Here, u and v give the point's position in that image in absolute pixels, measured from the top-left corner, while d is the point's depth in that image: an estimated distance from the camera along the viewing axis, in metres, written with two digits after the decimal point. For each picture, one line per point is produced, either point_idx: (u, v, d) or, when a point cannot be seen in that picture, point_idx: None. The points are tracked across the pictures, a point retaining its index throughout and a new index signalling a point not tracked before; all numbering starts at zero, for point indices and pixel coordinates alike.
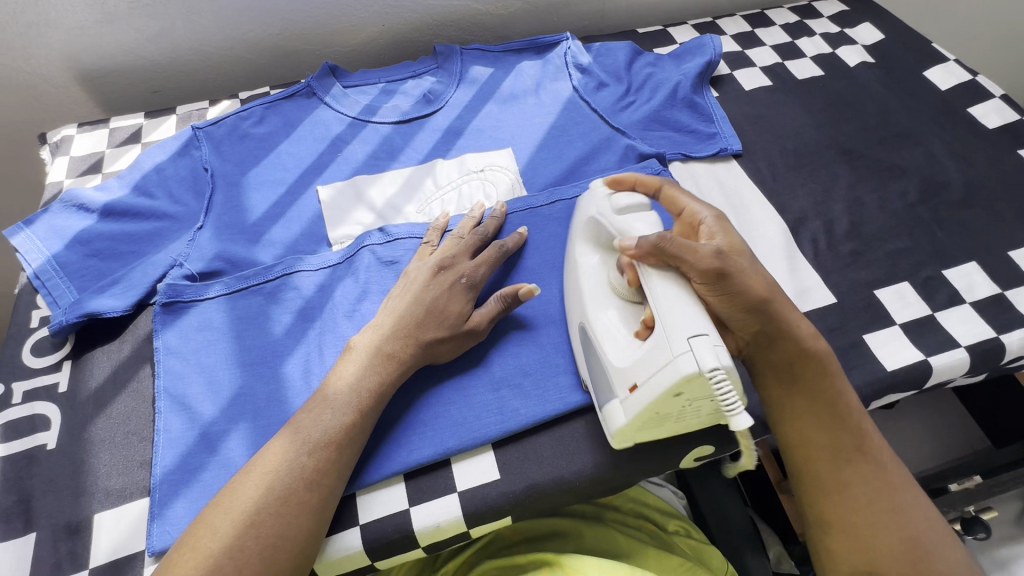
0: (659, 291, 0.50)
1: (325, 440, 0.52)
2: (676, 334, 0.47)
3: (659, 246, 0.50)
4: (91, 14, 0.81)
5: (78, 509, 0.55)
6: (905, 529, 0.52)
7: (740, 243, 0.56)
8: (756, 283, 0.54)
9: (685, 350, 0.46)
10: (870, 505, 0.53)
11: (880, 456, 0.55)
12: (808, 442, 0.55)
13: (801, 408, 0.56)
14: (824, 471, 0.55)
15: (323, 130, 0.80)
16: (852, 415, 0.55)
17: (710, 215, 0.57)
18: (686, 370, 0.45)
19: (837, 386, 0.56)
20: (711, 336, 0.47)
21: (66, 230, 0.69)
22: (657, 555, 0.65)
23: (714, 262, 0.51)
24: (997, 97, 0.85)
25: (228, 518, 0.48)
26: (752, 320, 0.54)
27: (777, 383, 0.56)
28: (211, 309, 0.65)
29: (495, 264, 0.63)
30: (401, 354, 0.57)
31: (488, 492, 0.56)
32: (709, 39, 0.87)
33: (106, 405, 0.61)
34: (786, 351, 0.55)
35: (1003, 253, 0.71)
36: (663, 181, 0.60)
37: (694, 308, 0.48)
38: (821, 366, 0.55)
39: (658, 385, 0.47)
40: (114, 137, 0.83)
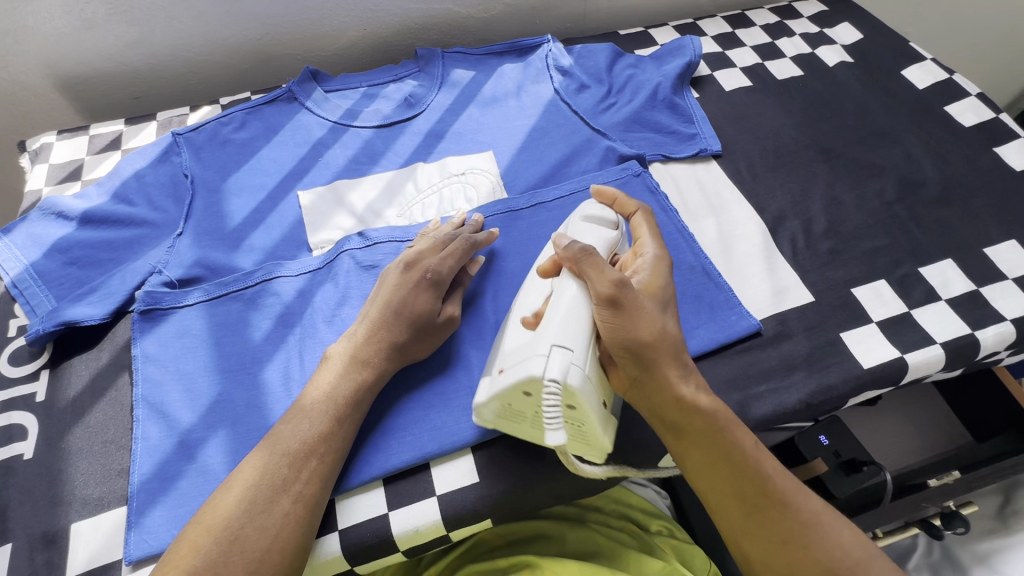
0: (562, 295, 0.52)
1: (304, 450, 0.52)
2: (546, 336, 0.49)
3: (577, 255, 0.52)
4: (69, 20, 0.80)
5: (55, 519, 0.55)
6: (824, 563, 0.48)
7: (664, 290, 0.55)
8: (647, 326, 0.50)
9: (542, 353, 0.49)
10: (784, 547, 0.49)
11: (787, 494, 0.50)
12: (709, 492, 0.52)
13: (695, 460, 0.52)
14: (732, 520, 0.51)
15: (304, 135, 0.80)
16: (749, 460, 0.51)
17: (651, 255, 0.57)
18: (534, 370, 0.48)
19: (729, 435, 0.51)
20: (573, 353, 0.49)
21: (43, 238, 0.69)
22: (636, 557, 0.65)
23: (616, 286, 0.50)
24: (973, 95, 0.86)
25: (210, 533, 0.47)
26: (632, 360, 0.50)
27: (668, 433, 0.53)
28: (191, 316, 0.64)
29: (462, 257, 0.62)
30: (372, 360, 0.57)
31: (468, 495, 0.56)
32: (689, 41, 0.88)
33: (85, 414, 0.61)
34: (666, 404, 0.51)
35: (979, 250, 0.72)
36: (639, 209, 0.61)
37: (577, 322, 0.50)
38: (708, 419, 0.51)
39: (509, 376, 0.50)
40: (94, 144, 0.83)
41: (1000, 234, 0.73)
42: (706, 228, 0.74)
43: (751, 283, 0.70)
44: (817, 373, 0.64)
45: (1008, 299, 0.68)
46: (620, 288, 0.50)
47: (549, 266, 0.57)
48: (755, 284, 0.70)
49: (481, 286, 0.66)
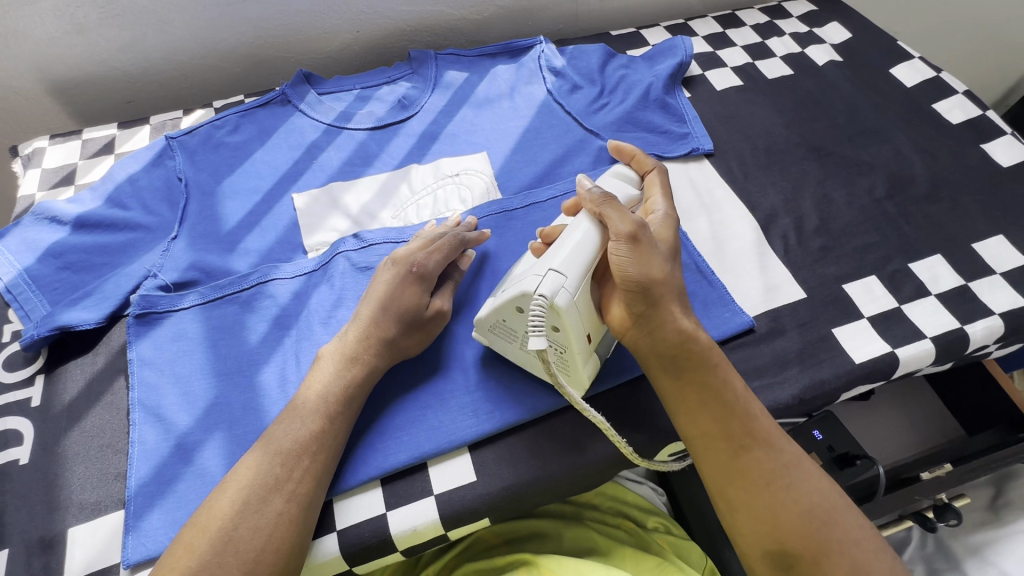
0: (577, 231, 0.55)
1: (297, 449, 0.52)
2: (546, 260, 0.52)
3: (598, 198, 0.55)
4: (60, 25, 0.80)
5: (51, 524, 0.55)
6: (803, 504, 0.49)
7: (673, 241, 0.58)
8: (658, 266, 0.52)
9: (539, 272, 0.52)
10: (769, 487, 0.49)
11: (771, 435, 0.51)
12: (699, 433, 0.52)
13: (688, 398, 0.52)
14: (719, 463, 0.51)
15: (298, 137, 0.80)
16: (739, 401, 0.52)
17: (663, 210, 0.60)
18: (527, 286, 0.52)
19: (722, 372, 0.53)
20: (565, 279, 0.51)
21: (37, 243, 0.69)
22: (633, 554, 0.66)
23: (634, 227, 0.53)
24: (960, 93, 0.87)
25: (205, 534, 0.48)
26: (641, 298, 0.52)
27: (664, 372, 0.53)
28: (186, 319, 0.64)
29: (449, 253, 0.62)
30: (364, 356, 0.57)
31: (466, 494, 0.56)
32: (681, 41, 0.88)
33: (81, 418, 0.61)
34: (666, 340, 0.52)
35: (967, 245, 0.73)
36: (655, 169, 0.66)
37: (583, 256, 0.53)
38: (703, 354, 0.53)
39: (508, 292, 0.54)
40: (87, 148, 0.83)
41: (987, 229, 0.74)
42: (699, 226, 0.75)
43: (744, 280, 0.71)
44: (810, 369, 0.64)
45: (996, 293, 0.69)
46: (637, 228, 0.53)
47: (571, 206, 0.61)
48: (748, 281, 0.71)
49: (477, 286, 0.67)
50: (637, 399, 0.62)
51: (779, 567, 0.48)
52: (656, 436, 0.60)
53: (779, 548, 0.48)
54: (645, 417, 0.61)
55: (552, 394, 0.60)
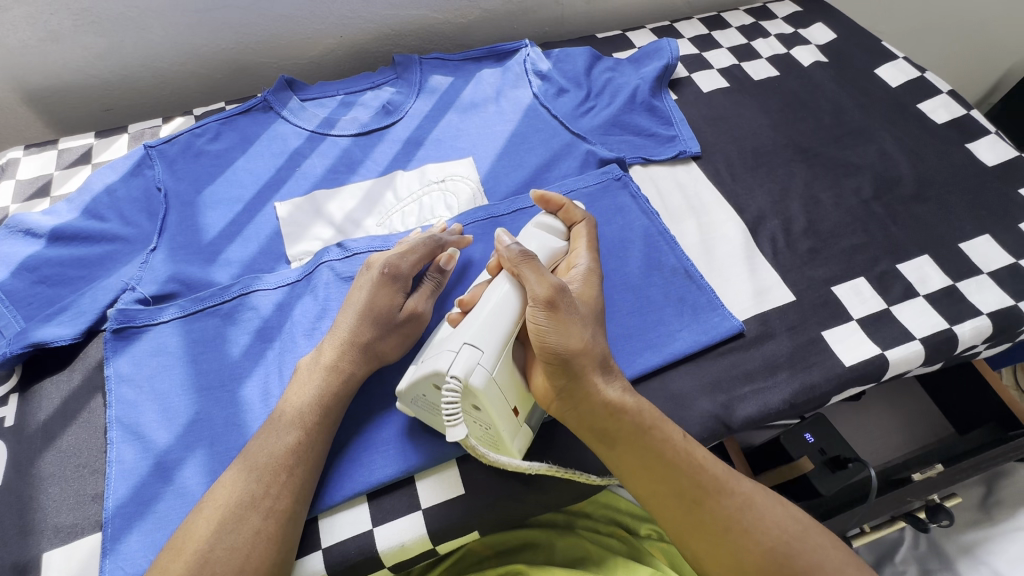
0: (495, 297, 0.53)
1: (275, 466, 0.51)
2: (461, 334, 0.50)
3: (516, 256, 0.53)
4: (33, 33, 0.78)
5: (25, 548, 0.53)
6: (764, 543, 0.49)
7: (597, 301, 0.56)
8: (577, 334, 0.51)
9: (454, 350, 0.50)
10: (727, 537, 0.49)
11: (720, 481, 0.51)
12: (650, 494, 0.52)
13: (630, 462, 0.52)
14: (674, 520, 0.51)
15: (280, 144, 0.79)
16: (682, 457, 0.51)
17: (585, 265, 0.58)
18: (441, 364, 0.49)
19: (659, 433, 0.51)
20: (482, 354, 0.49)
21: (10, 257, 0.67)
22: (624, 562, 0.64)
23: (550, 293, 0.51)
24: (944, 92, 0.87)
25: (182, 557, 0.46)
26: (562, 371, 0.50)
27: (600, 442, 0.52)
28: (166, 333, 0.63)
29: (422, 254, 0.61)
30: (340, 363, 0.56)
31: (453, 507, 0.55)
32: (667, 43, 0.88)
33: (57, 437, 0.59)
34: (595, 410, 0.51)
35: (955, 245, 0.73)
36: (583, 220, 0.62)
37: (499, 326, 0.51)
38: (635, 419, 0.51)
39: (423, 370, 0.51)
40: (63, 158, 0.81)
41: (974, 229, 0.74)
42: (687, 230, 0.75)
43: (733, 284, 0.70)
44: (800, 373, 0.64)
45: (984, 293, 0.69)
46: (554, 292, 0.51)
47: (493, 264, 0.58)
48: (737, 284, 0.70)
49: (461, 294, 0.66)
50: None
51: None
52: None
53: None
54: None
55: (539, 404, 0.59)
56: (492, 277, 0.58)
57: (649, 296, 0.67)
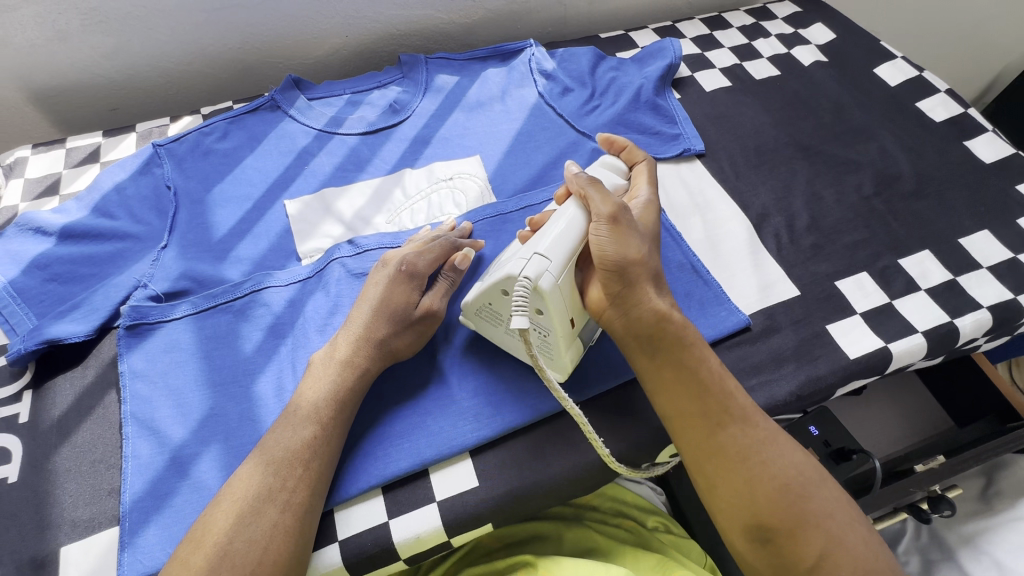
0: (564, 214, 0.56)
1: (292, 460, 0.51)
2: (535, 244, 0.53)
3: (583, 181, 0.57)
4: (41, 32, 0.78)
5: (42, 543, 0.53)
6: (778, 477, 0.50)
7: (654, 228, 0.59)
8: (636, 247, 0.54)
9: (525, 257, 0.53)
10: (746, 462, 0.50)
11: (748, 412, 0.52)
12: (678, 412, 0.53)
13: (666, 377, 0.53)
14: (696, 440, 0.52)
15: (288, 143, 0.79)
16: (716, 380, 0.53)
17: (646, 198, 0.62)
18: (513, 270, 0.53)
19: (698, 352, 0.53)
20: (550, 262, 0.52)
21: (22, 255, 0.67)
22: (633, 552, 0.65)
23: (612, 210, 0.54)
24: (942, 91, 0.89)
25: (202, 550, 0.47)
26: (620, 277, 0.53)
27: (640, 353, 0.54)
28: (179, 329, 0.63)
29: (438, 252, 0.62)
30: (355, 358, 0.57)
31: (467, 500, 0.56)
32: (670, 42, 0.89)
33: (70, 434, 0.59)
34: (641, 319, 0.53)
35: (955, 240, 0.74)
36: (646, 161, 0.66)
37: (569, 238, 0.54)
38: (677, 333, 0.53)
39: (494, 276, 0.55)
40: (71, 157, 0.81)
41: (973, 225, 0.75)
42: (693, 226, 0.76)
43: (739, 279, 0.71)
44: (806, 366, 0.65)
45: (983, 287, 0.70)
46: (619, 209, 0.54)
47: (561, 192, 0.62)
48: (742, 280, 0.71)
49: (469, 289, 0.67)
50: (635, 400, 0.62)
51: (757, 542, 0.49)
52: (643, 438, 0.60)
53: (757, 522, 0.49)
54: (642, 416, 0.61)
55: (551, 398, 0.60)
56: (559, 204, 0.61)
57: None
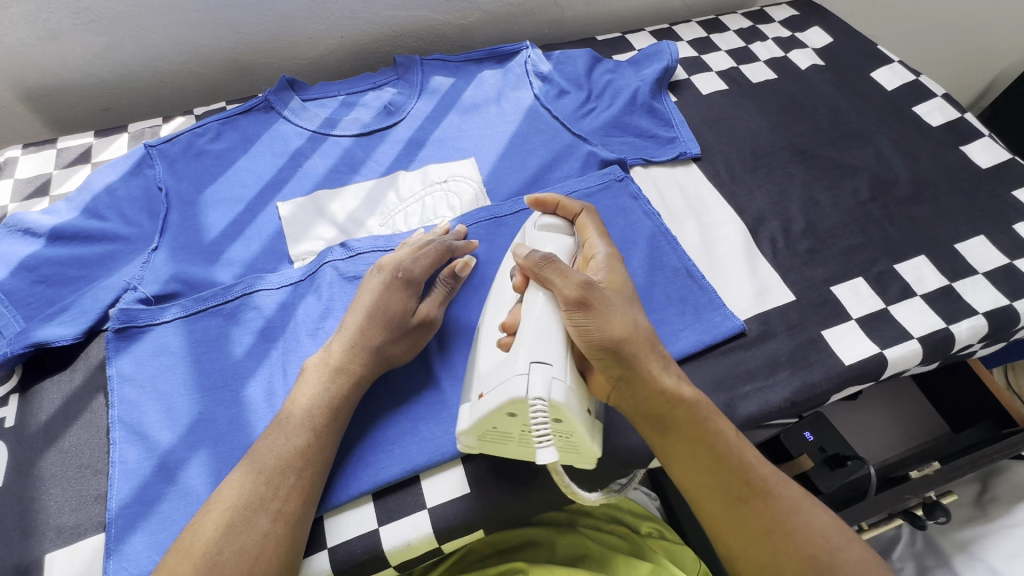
0: (532, 306, 0.52)
1: (283, 468, 0.51)
2: (523, 355, 0.49)
3: (538, 262, 0.53)
4: (32, 31, 0.77)
5: (26, 549, 0.52)
6: (805, 549, 0.50)
7: (627, 286, 0.56)
8: (618, 326, 0.51)
9: (523, 372, 0.48)
10: (770, 535, 0.50)
11: (768, 483, 0.52)
12: (698, 488, 0.52)
13: (682, 455, 0.52)
14: (718, 515, 0.52)
15: (281, 144, 0.79)
16: (733, 454, 0.52)
17: (604, 252, 0.58)
18: (516, 392, 0.47)
19: (712, 426, 0.52)
20: (551, 366, 0.48)
21: (10, 256, 0.66)
22: (626, 559, 0.65)
23: (578, 292, 0.51)
24: (939, 96, 0.89)
25: (189, 559, 0.46)
26: (612, 366, 0.50)
27: (652, 432, 0.53)
28: (168, 332, 0.63)
29: (436, 257, 0.62)
30: (349, 365, 0.56)
31: (459, 506, 0.56)
32: (666, 45, 0.88)
33: (58, 438, 0.58)
34: (648, 399, 0.51)
35: (951, 246, 0.74)
36: (584, 209, 0.62)
37: (551, 335, 0.50)
38: (692, 411, 0.51)
39: (494, 400, 0.48)
40: (62, 158, 0.80)
41: (969, 230, 0.75)
42: (688, 230, 0.75)
43: (734, 284, 0.71)
44: (801, 372, 0.65)
45: (979, 293, 0.70)
46: (585, 288, 0.51)
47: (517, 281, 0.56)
48: (737, 285, 0.71)
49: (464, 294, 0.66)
50: None
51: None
52: (637, 445, 0.59)
53: None
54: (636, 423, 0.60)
55: None
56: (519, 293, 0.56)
57: (653, 295, 0.68)
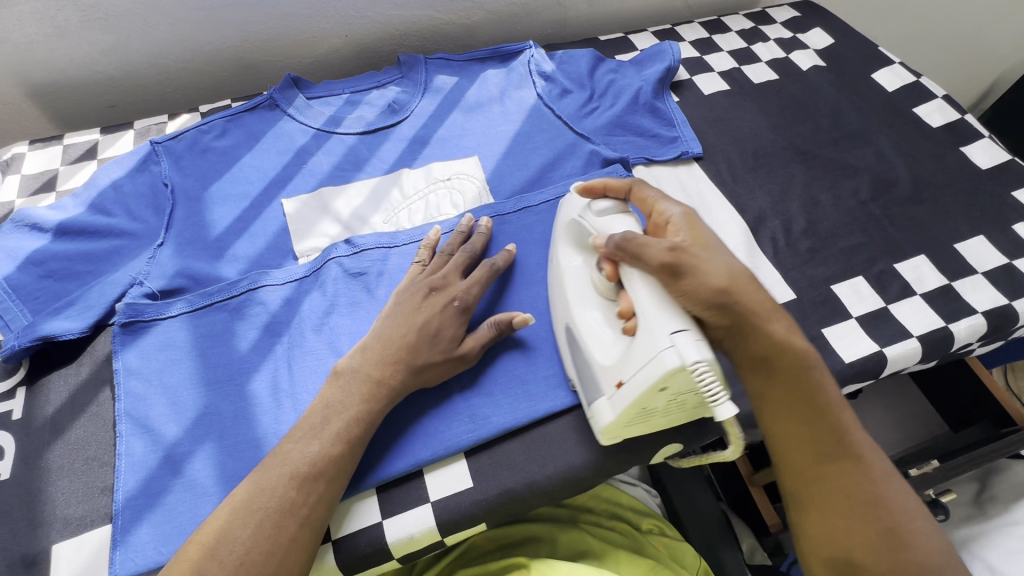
0: (631, 287, 0.51)
1: (314, 473, 0.51)
2: (659, 329, 0.48)
3: (618, 245, 0.52)
4: (40, 28, 0.78)
5: (34, 540, 0.53)
6: (881, 521, 0.50)
7: (710, 237, 0.55)
8: (717, 276, 0.51)
9: (668, 346, 0.47)
10: (849, 500, 0.51)
11: (861, 450, 0.52)
12: (787, 436, 0.54)
13: (780, 400, 0.53)
14: (800, 465, 0.53)
15: (286, 142, 0.79)
16: (831, 408, 0.53)
17: (678, 212, 0.56)
18: (670, 366, 0.46)
19: (816, 378, 0.53)
20: (691, 331, 0.48)
21: (18, 251, 0.67)
22: (626, 557, 0.65)
23: (667, 258, 0.50)
24: (939, 97, 0.89)
25: (212, 556, 0.46)
26: (719, 317, 0.51)
27: (756, 375, 0.54)
28: (174, 327, 0.63)
29: (486, 284, 0.63)
30: (389, 381, 0.55)
31: (461, 500, 0.56)
32: (669, 45, 0.89)
33: (64, 431, 0.59)
34: (758, 346, 0.53)
35: (950, 246, 0.74)
36: (632, 183, 0.59)
37: (668, 303, 0.49)
38: (800, 359, 0.53)
39: (644, 380, 0.48)
40: (68, 154, 0.81)
41: (969, 230, 0.76)
42: None
43: None
44: None
45: (978, 292, 0.71)
46: (675, 254, 0.50)
47: (610, 272, 0.55)
48: None
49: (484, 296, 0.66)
50: None
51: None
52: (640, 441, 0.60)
53: (845, 559, 0.50)
54: None
55: (545, 401, 0.60)
56: (614, 282, 0.55)
57: None
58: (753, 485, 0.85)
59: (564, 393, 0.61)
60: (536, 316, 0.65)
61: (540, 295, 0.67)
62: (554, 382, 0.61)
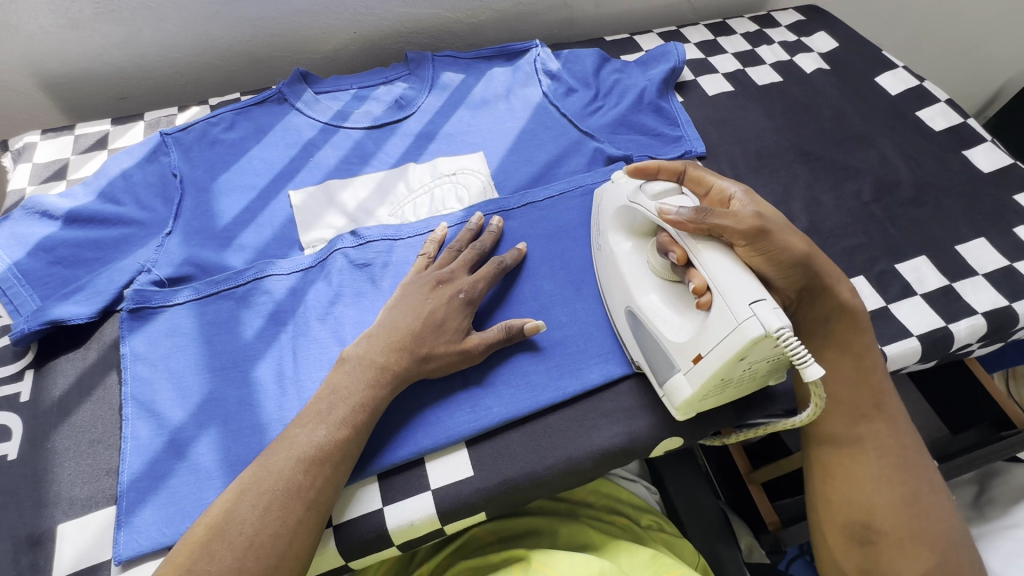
0: (711, 263, 0.51)
1: (320, 458, 0.51)
2: (738, 300, 0.48)
3: (694, 215, 0.51)
4: (54, 19, 0.79)
5: (40, 520, 0.54)
6: (904, 488, 0.56)
7: (773, 211, 0.57)
8: (796, 240, 0.55)
9: (749, 315, 0.47)
10: (880, 462, 0.57)
11: (896, 418, 0.59)
12: (831, 395, 0.59)
13: (834, 360, 0.60)
14: (840, 425, 0.59)
15: (295, 135, 0.80)
16: (877, 375, 0.60)
17: (739, 188, 0.58)
18: (753, 333, 0.46)
19: (866, 342, 0.60)
20: (769, 300, 0.47)
21: (28, 238, 0.68)
22: (627, 548, 0.65)
23: (754, 222, 0.52)
24: (941, 101, 0.90)
25: (221, 537, 0.47)
26: (792, 278, 0.56)
27: (815, 337, 0.60)
28: (180, 315, 0.64)
29: (493, 280, 0.64)
30: (393, 366, 0.56)
31: (462, 489, 0.57)
32: (673, 46, 0.90)
33: (71, 413, 0.60)
34: (821, 305, 0.59)
35: (951, 247, 0.75)
36: (688, 164, 0.60)
37: (744, 276, 0.49)
38: (857, 322, 0.60)
39: (725, 351, 0.48)
40: (79, 144, 0.82)
41: (969, 232, 0.76)
42: None
43: None
44: None
45: (979, 293, 0.71)
46: (757, 220, 0.52)
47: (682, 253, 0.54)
48: None
49: (493, 291, 0.67)
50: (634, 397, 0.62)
51: (857, 539, 0.56)
52: (639, 434, 0.60)
53: (866, 520, 0.55)
54: (640, 413, 0.61)
55: (548, 393, 0.60)
56: (684, 263, 0.54)
57: None
58: (752, 483, 0.87)
59: (565, 384, 0.61)
60: (538, 309, 0.66)
61: (542, 289, 0.67)
62: (557, 373, 0.62)
